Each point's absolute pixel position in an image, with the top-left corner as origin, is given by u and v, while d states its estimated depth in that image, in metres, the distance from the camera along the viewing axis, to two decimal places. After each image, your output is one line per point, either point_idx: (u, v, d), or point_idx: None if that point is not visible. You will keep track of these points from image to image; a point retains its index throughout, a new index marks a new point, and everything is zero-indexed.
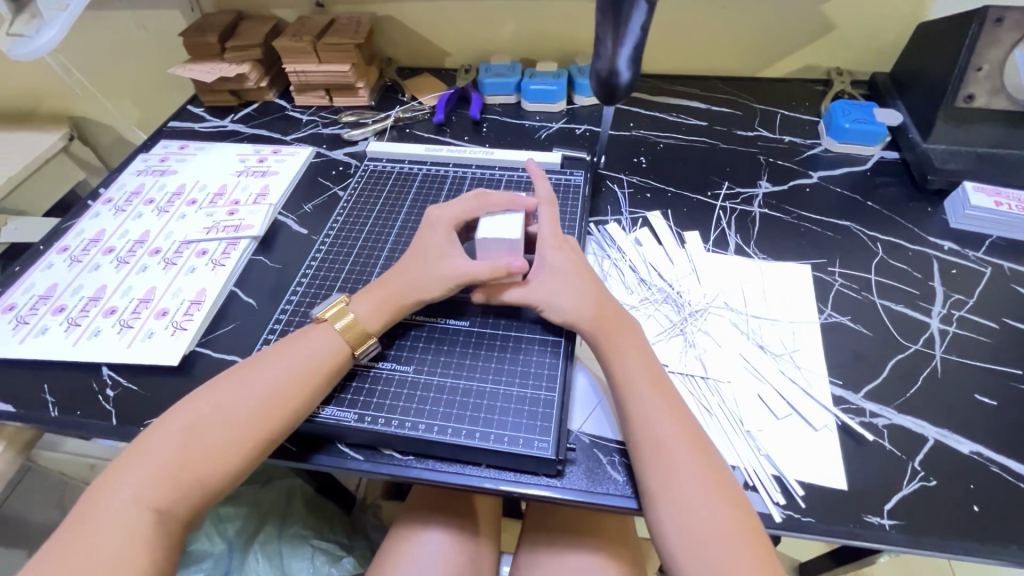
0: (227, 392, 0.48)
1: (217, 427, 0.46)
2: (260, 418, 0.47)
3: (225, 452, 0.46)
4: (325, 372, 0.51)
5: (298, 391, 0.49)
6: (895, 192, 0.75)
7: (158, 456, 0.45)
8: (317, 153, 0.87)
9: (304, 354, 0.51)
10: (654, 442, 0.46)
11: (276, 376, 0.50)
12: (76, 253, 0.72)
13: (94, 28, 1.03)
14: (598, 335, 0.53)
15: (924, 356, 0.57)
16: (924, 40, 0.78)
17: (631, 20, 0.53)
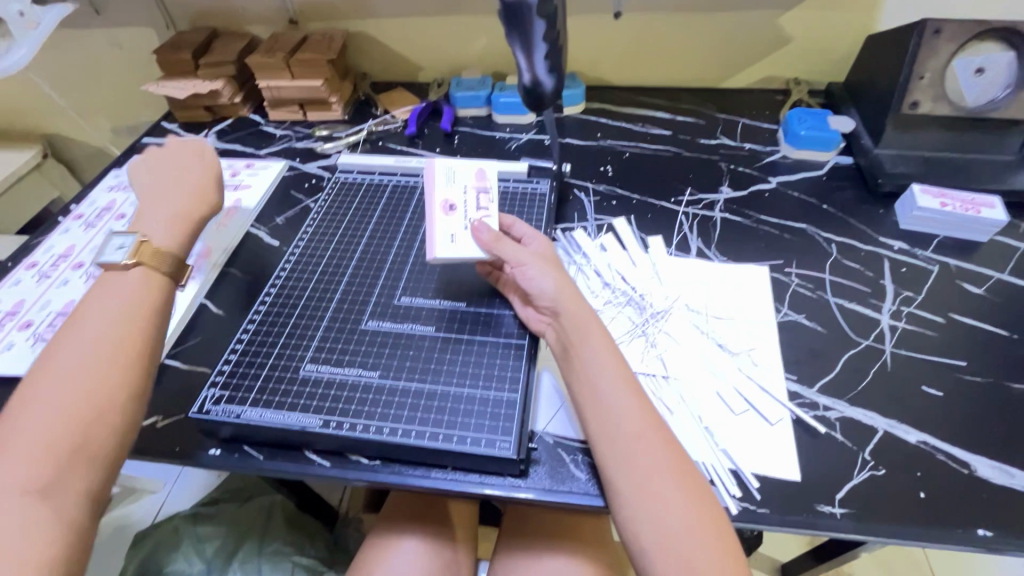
0: (66, 354, 0.45)
1: (65, 395, 0.43)
2: (109, 362, 0.45)
3: (94, 410, 0.43)
4: (152, 308, 0.50)
5: (130, 329, 0.48)
6: (849, 196, 0.78)
7: (18, 446, 0.41)
8: (290, 166, 0.88)
9: (113, 298, 0.49)
10: (621, 442, 0.46)
11: (99, 326, 0.47)
12: (44, 268, 0.72)
13: (67, 47, 1.04)
14: (569, 329, 0.52)
15: (875, 350, 0.59)
16: (872, 51, 0.82)
17: (534, 31, 0.55)
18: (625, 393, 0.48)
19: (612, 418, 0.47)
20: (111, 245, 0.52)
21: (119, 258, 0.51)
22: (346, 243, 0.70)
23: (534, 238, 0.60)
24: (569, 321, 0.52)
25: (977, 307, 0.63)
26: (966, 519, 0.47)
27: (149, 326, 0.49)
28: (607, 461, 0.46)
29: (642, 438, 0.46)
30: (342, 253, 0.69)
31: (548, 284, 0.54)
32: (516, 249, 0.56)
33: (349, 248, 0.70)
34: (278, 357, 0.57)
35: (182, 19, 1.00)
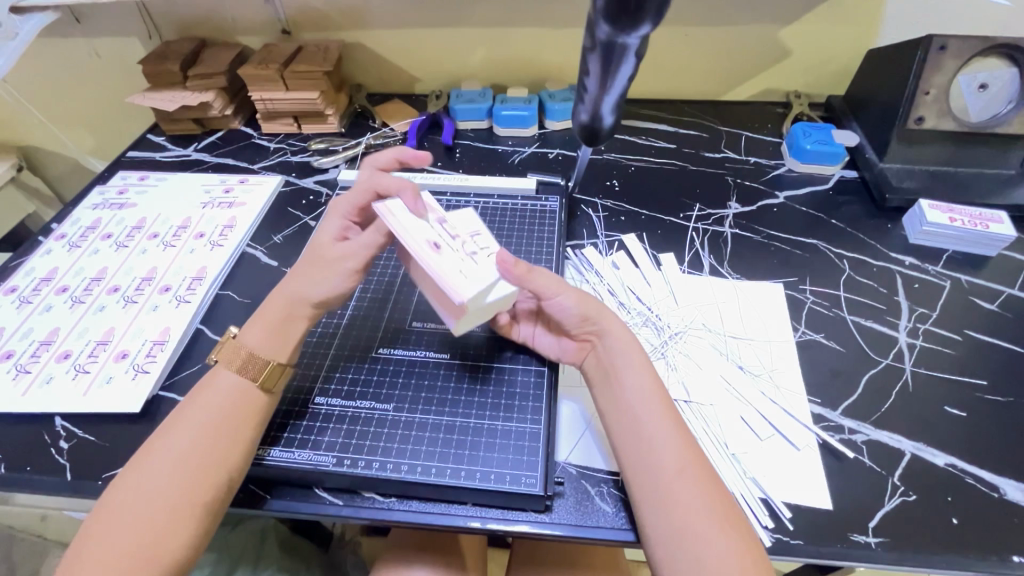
0: (166, 451, 0.45)
1: (154, 505, 0.43)
2: (200, 473, 0.45)
3: (177, 526, 0.43)
4: (252, 417, 0.49)
5: (228, 443, 0.47)
6: (857, 210, 0.78)
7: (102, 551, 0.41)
8: (286, 182, 0.85)
9: (221, 399, 0.48)
10: (662, 475, 0.44)
11: (195, 434, 0.46)
12: (25, 293, 0.68)
13: (44, 55, 0.99)
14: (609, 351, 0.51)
15: (894, 370, 0.59)
16: (874, 65, 0.82)
17: (618, 71, 0.52)
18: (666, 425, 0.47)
19: (654, 449, 0.45)
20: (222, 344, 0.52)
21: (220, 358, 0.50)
22: None
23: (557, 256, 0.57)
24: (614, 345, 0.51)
25: (990, 323, 0.63)
26: (1000, 544, 0.46)
27: (247, 438, 0.48)
28: (647, 502, 0.44)
29: (683, 475, 0.44)
30: None
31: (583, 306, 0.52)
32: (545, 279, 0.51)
33: None
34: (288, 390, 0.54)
35: (168, 28, 0.96)
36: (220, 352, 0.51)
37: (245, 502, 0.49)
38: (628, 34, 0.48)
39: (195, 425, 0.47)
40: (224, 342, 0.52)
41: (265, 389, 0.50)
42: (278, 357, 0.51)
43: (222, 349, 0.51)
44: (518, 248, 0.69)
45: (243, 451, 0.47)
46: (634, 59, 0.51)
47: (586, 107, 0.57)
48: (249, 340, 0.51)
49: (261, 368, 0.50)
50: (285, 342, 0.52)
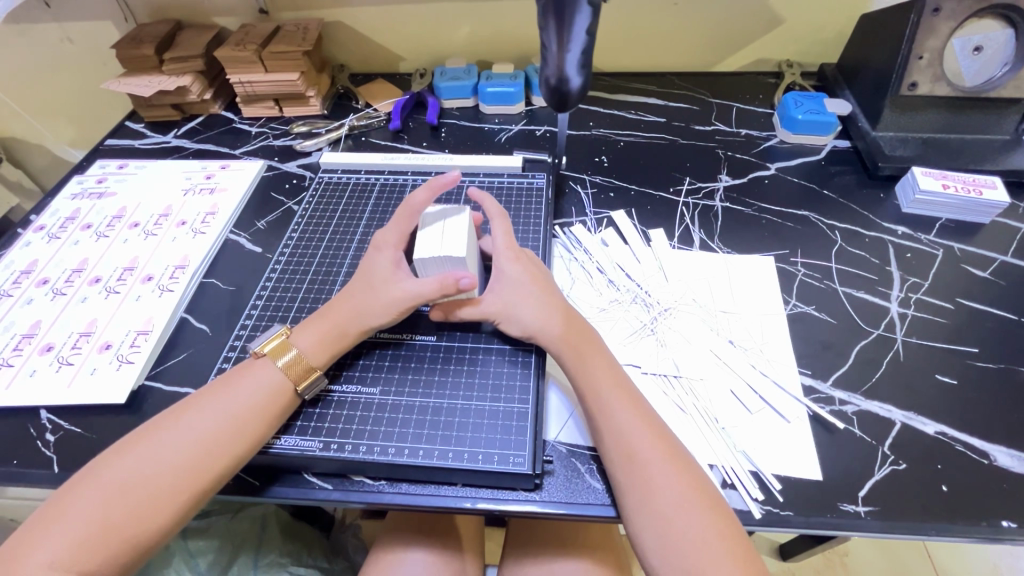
0: (175, 431, 0.45)
1: (147, 479, 0.43)
2: (204, 461, 0.45)
3: (167, 508, 0.43)
4: (271, 414, 0.48)
5: (236, 439, 0.46)
6: (850, 180, 0.77)
7: (81, 515, 0.41)
8: (268, 166, 0.83)
9: (250, 392, 0.48)
10: (618, 461, 0.45)
11: (211, 421, 0.46)
12: (5, 286, 0.67)
13: (15, 43, 0.96)
14: (562, 348, 0.51)
15: (886, 340, 0.58)
16: (868, 30, 0.80)
17: (575, 23, 0.52)
18: (624, 405, 0.47)
19: (612, 434, 0.46)
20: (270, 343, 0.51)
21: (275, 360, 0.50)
22: (336, 248, 0.68)
23: (496, 218, 0.57)
24: (566, 336, 0.51)
25: (983, 290, 0.63)
26: (990, 509, 0.46)
27: (258, 434, 0.47)
28: (614, 479, 0.45)
29: (642, 457, 0.45)
30: (331, 260, 0.66)
31: (536, 312, 0.52)
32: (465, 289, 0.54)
33: (340, 252, 0.67)
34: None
35: (142, 10, 0.93)
36: (268, 346, 0.51)
37: (233, 486, 0.49)
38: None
39: (213, 411, 0.47)
40: (276, 337, 0.52)
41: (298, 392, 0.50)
42: (323, 367, 0.51)
43: (271, 344, 0.51)
44: None
45: (246, 453, 0.47)
46: (590, 9, 0.52)
47: (548, 72, 0.56)
48: (299, 342, 0.51)
49: (304, 373, 0.50)
50: (332, 355, 0.52)
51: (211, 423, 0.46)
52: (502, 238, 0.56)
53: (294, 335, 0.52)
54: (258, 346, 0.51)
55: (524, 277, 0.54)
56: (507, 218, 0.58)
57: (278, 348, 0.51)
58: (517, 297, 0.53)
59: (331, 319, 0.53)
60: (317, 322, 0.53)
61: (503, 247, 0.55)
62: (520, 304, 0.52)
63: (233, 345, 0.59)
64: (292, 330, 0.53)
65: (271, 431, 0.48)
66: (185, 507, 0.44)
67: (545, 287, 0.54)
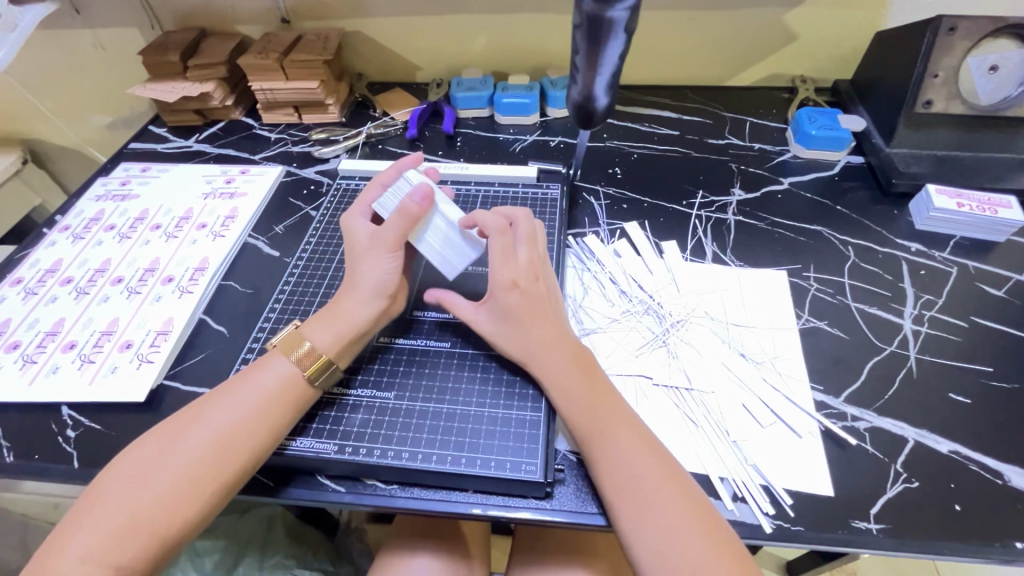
0: (197, 426, 0.46)
1: (173, 471, 0.44)
2: (226, 454, 0.45)
3: (191, 499, 0.43)
4: (289, 407, 0.49)
5: (256, 432, 0.47)
6: (863, 196, 0.77)
7: (111, 510, 0.42)
8: (287, 172, 0.85)
9: (268, 386, 0.49)
10: (615, 488, 0.45)
11: (231, 414, 0.47)
12: (30, 285, 0.69)
13: (45, 48, 0.99)
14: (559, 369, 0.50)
15: (899, 357, 0.58)
16: (882, 48, 0.81)
17: (609, 50, 0.53)
18: (620, 430, 0.47)
19: (607, 460, 0.46)
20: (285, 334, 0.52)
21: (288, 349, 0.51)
22: None
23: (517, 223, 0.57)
24: (564, 357, 0.51)
25: (997, 309, 0.62)
26: (1004, 530, 0.46)
27: (278, 427, 0.48)
28: (609, 503, 0.45)
29: (638, 483, 0.44)
30: (348, 265, 0.68)
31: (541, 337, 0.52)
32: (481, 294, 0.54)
33: None
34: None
35: (168, 18, 0.96)
36: (284, 340, 0.52)
37: (249, 487, 0.50)
38: (614, 5, 0.49)
39: (233, 404, 0.47)
40: (292, 334, 0.52)
41: (312, 383, 0.50)
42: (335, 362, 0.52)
43: (286, 338, 0.52)
44: None
45: (266, 445, 0.47)
46: (624, 38, 0.53)
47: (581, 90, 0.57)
48: (313, 337, 0.52)
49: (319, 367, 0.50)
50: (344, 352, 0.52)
51: (231, 417, 0.47)
52: (495, 249, 0.54)
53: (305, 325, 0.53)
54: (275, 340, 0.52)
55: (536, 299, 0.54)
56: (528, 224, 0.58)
57: (294, 344, 0.51)
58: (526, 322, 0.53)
59: (345, 327, 0.53)
60: (328, 321, 0.53)
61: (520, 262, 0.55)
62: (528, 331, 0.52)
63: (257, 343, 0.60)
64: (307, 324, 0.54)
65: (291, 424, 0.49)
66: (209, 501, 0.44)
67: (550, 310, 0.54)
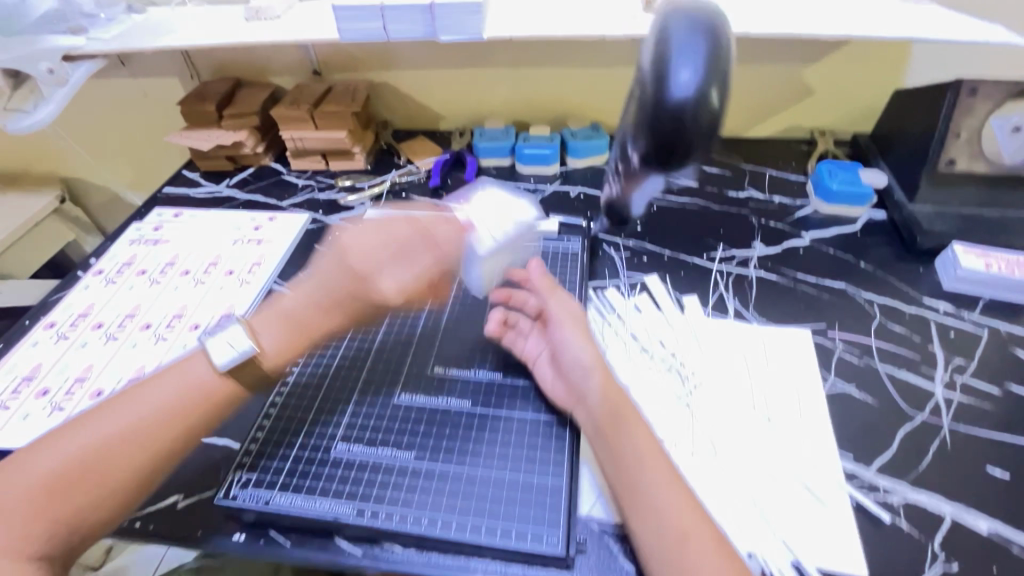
0: (122, 409, 0.48)
1: (92, 449, 0.46)
2: (141, 442, 0.47)
3: (104, 484, 0.45)
4: (205, 407, 0.49)
5: (169, 427, 0.48)
6: (887, 253, 0.76)
7: (56, 450, 0.45)
8: (313, 219, 0.87)
9: (185, 381, 0.50)
10: (668, 546, 0.43)
11: (153, 401, 0.48)
12: (63, 328, 0.71)
13: (92, 95, 1.05)
14: (608, 417, 0.51)
15: (931, 426, 0.56)
16: (901, 105, 0.82)
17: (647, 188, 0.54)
18: (664, 483, 0.46)
19: (654, 519, 0.45)
20: (225, 342, 0.50)
21: (228, 360, 0.50)
22: None
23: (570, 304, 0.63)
24: (607, 415, 0.51)
25: None
26: None
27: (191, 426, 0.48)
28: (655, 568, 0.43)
29: (689, 538, 0.43)
30: None
31: (587, 355, 0.55)
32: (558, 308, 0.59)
33: None
34: (265, 431, 0.55)
35: (206, 68, 1.00)
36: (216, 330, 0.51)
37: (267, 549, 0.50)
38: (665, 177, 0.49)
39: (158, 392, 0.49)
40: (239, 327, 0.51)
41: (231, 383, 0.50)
42: (274, 363, 0.52)
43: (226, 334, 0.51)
44: None
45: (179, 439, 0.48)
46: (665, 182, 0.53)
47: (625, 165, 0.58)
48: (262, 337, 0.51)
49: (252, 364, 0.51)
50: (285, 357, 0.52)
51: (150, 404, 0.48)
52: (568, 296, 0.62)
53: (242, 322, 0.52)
54: (204, 340, 0.50)
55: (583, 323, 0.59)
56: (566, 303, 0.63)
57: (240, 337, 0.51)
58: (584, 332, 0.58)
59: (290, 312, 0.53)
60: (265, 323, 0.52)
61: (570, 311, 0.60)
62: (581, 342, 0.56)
63: (278, 390, 0.59)
64: (256, 320, 0.53)
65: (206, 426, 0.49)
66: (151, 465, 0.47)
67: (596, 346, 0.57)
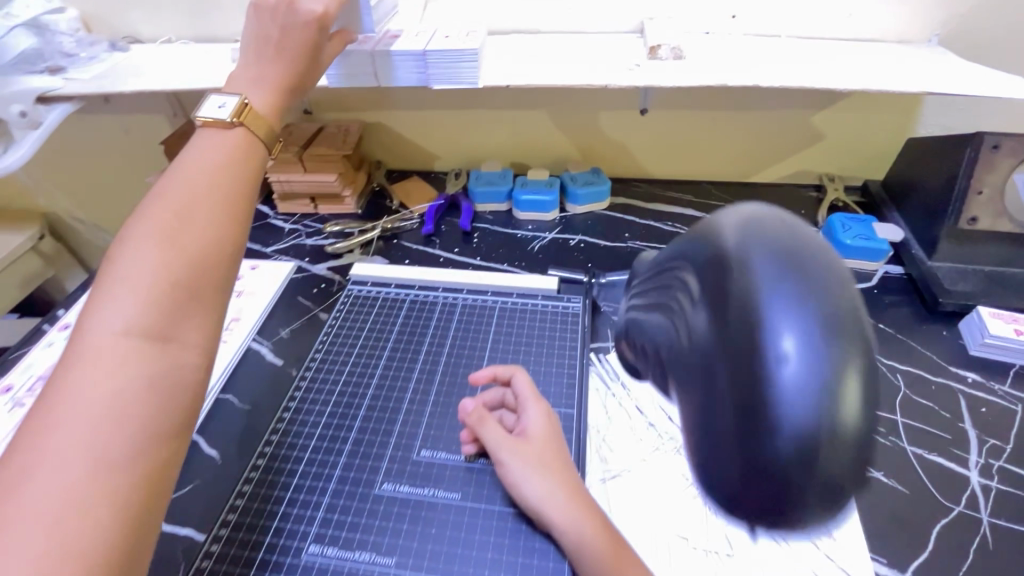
0: (163, 201, 0.43)
1: (156, 248, 0.40)
2: (197, 219, 0.43)
3: (177, 276, 0.40)
4: (242, 158, 0.48)
5: (223, 178, 0.46)
6: (907, 313, 0.72)
7: (88, 393, 0.34)
8: (299, 268, 0.82)
9: (209, 153, 0.47)
10: None
11: (195, 182, 0.45)
12: (19, 394, 0.63)
13: (74, 132, 1.01)
14: (606, 552, 0.44)
15: (969, 520, 0.51)
16: (915, 155, 0.78)
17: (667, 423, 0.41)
18: None
19: None
20: (212, 102, 0.49)
21: (221, 116, 0.49)
22: (361, 368, 0.63)
23: (529, 399, 0.54)
24: (604, 542, 0.44)
25: None
26: None
27: (239, 187, 0.47)
28: None
29: None
30: (357, 381, 0.62)
31: (535, 493, 0.47)
32: (493, 437, 0.51)
33: (365, 373, 0.63)
34: (229, 528, 0.50)
35: (193, 106, 0.96)
36: (210, 120, 0.49)
37: None
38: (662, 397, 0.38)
39: (190, 168, 0.46)
40: (216, 114, 0.49)
41: (251, 132, 0.50)
42: (263, 104, 0.53)
43: (209, 112, 0.49)
44: (537, 363, 0.63)
45: (232, 187, 0.46)
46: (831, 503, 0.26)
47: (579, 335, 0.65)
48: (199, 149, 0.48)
49: (242, 112, 0.50)
50: (246, 137, 0.50)
51: (191, 182, 0.45)
52: (524, 392, 0.54)
53: (233, 95, 0.51)
54: (199, 116, 0.48)
55: (544, 434, 0.51)
56: (535, 392, 0.55)
57: (216, 117, 0.49)
58: (533, 457, 0.49)
59: (221, 137, 0.49)
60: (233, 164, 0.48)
61: (531, 427, 0.51)
62: (526, 474, 0.48)
63: (247, 476, 0.54)
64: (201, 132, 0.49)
65: (245, 184, 0.47)
66: (226, 230, 0.44)
67: (560, 462, 0.49)
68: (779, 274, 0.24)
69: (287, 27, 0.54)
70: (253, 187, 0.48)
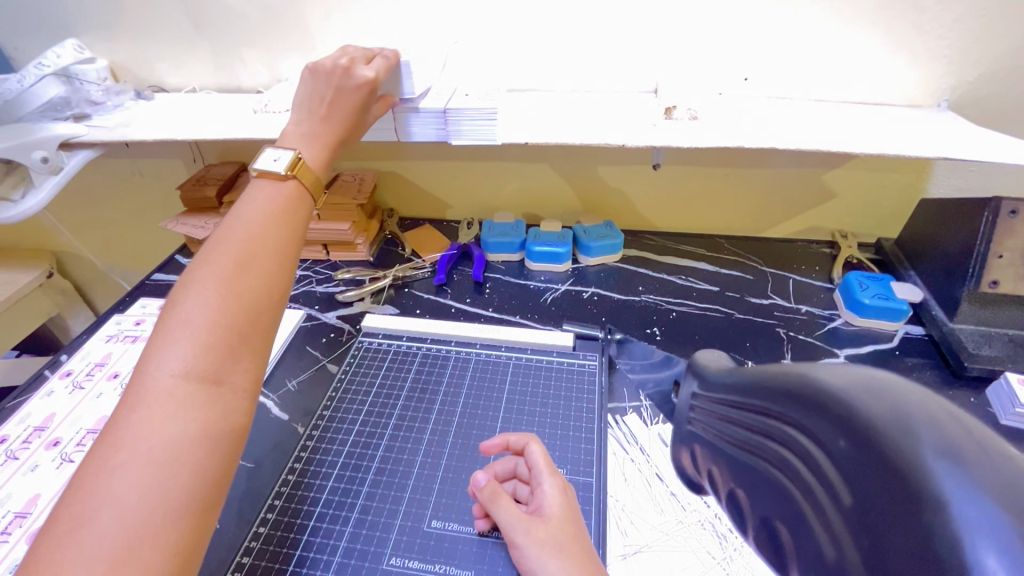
0: (222, 247, 0.44)
1: (217, 291, 0.41)
2: (257, 263, 0.44)
3: (236, 321, 0.41)
4: (296, 207, 0.50)
5: (276, 226, 0.47)
6: (931, 377, 0.69)
7: (144, 440, 0.34)
8: (308, 315, 0.80)
9: (266, 200, 0.48)
10: None
11: (254, 227, 0.46)
12: (12, 448, 0.61)
13: (93, 175, 1.02)
14: None
15: None
16: (931, 216, 0.78)
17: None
18: None
19: None
20: (268, 156, 0.51)
21: (276, 168, 0.50)
22: (372, 427, 0.61)
23: (542, 472, 0.51)
24: None
25: None
26: None
27: (291, 235, 0.48)
28: None
29: None
30: (366, 441, 0.60)
31: None
32: (509, 516, 0.47)
33: (375, 433, 0.61)
34: None
35: (210, 152, 0.97)
36: (267, 172, 0.50)
37: None
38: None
39: (248, 216, 0.47)
40: (273, 167, 0.50)
41: (302, 186, 0.51)
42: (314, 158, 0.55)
43: (266, 165, 0.50)
44: (552, 425, 0.61)
45: (288, 235, 0.47)
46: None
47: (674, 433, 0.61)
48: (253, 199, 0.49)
49: (294, 165, 0.51)
50: (297, 189, 0.51)
51: (249, 229, 0.46)
52: (538, 463, 0.52)
53: (289, 149, 0.52)
54: (256, 167, 0.50)
55: (561, 513, 0.48)
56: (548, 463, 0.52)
57: (271, 170, 0.50)
58: (551, 538, 0.46)
59: (269, 191, 0.49)
60: (285, 214, 0.49)
61: (546, 506, 0.49)
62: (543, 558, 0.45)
63: (248, 545, 0.51)
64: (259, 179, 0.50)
65: (295, 232, 0.48)
66: (277, 277, 0.45)
67: (579, 543, 0.46)
68: (958, 476, 0.26)
69: (341, 89, 0.57)
70: (300, 234, 0.49)
